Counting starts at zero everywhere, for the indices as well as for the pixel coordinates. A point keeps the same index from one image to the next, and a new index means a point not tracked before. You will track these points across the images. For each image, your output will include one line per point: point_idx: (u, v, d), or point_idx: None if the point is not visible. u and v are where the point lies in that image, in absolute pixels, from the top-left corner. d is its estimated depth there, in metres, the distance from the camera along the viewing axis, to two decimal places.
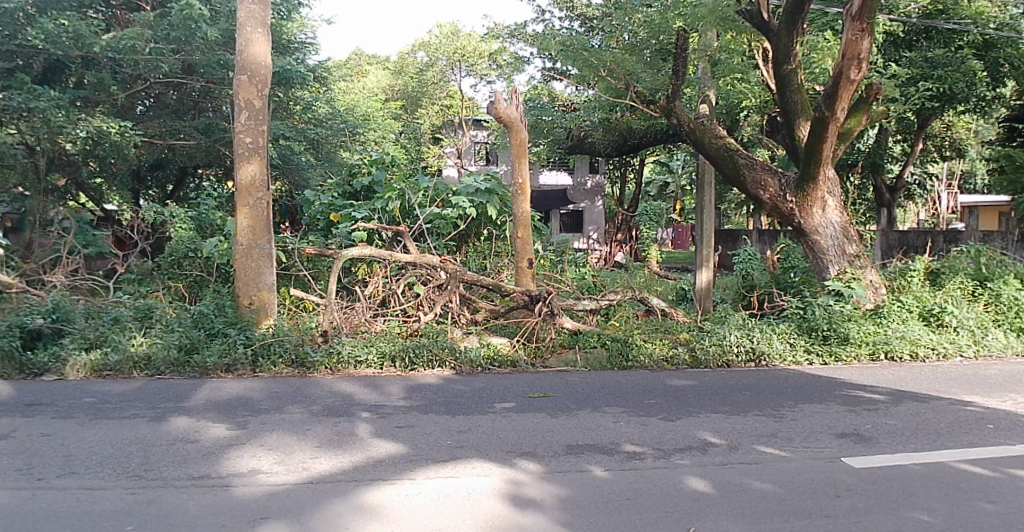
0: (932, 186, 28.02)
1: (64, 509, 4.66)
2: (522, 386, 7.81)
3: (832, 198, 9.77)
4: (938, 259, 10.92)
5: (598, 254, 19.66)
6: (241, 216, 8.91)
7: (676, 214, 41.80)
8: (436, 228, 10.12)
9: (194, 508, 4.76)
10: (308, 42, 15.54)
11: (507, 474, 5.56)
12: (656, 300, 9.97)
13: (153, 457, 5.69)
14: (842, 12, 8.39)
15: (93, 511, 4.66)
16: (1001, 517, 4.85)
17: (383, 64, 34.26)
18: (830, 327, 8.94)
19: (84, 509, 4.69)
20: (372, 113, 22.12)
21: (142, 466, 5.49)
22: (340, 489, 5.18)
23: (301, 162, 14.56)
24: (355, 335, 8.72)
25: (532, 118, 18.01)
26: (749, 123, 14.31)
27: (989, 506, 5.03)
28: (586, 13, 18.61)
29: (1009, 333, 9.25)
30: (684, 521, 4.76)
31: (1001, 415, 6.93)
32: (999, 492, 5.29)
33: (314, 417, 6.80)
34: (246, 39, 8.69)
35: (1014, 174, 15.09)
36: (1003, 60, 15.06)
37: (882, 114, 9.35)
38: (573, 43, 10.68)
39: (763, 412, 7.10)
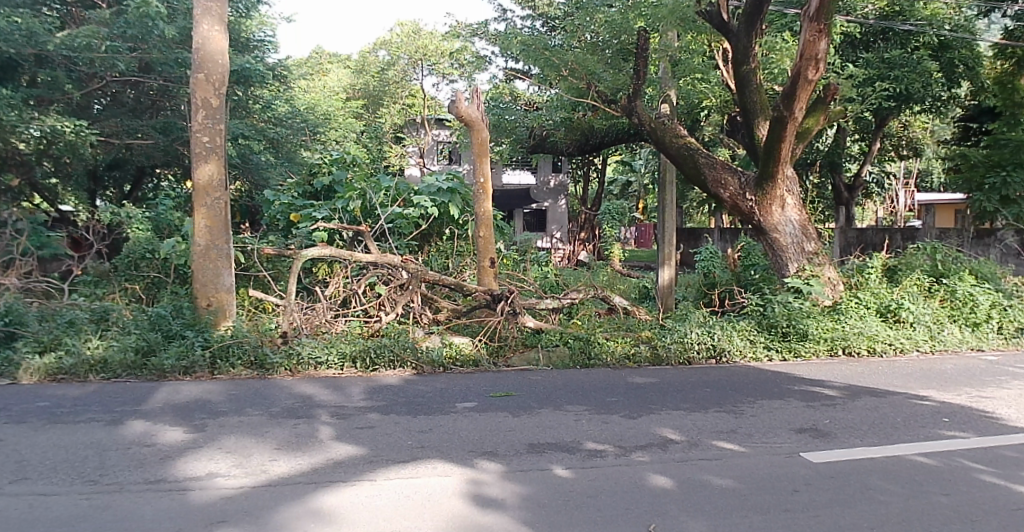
0: (890, 185, 28.62)
1: (15, 516, 4.52)
2: (483, 385, 7.79)
3: (791, 196, 9.86)
4: (896, 256, 11.03)
5: (560, 252, 19.44)
6: (199, 216, 8.76)
7: (639, 213, 42.21)
8: (397, 228, 10.05)
9: (149, 513, 4.65)
10: (267, 40, 15.38)
11: (468, 474, 5.52)
12: (618, 298, 9.96)
13: (108, 462, 5.55)
14: (800, 13, 8.41)
15: (47, 517, 4.54)
16: (956, 509, 4.92)
17: (344, 63, 33.85)
18: (789, 325, 8.99)
19: (37, 515, 4.56)
20: (333, 111, 21.88)
21: (97, 471, 5.35)
22: (300, 492, 5.10)
23: (260, 162, 14.40)
24: (315, 336, 8.60)
25: (495, 117, 17.98)
26: (709, 123, 14.44)
27: (944, 499, 5.09)
28: (547, 12, 18.62)
29: (963, 328, 9.41)
30: (645, 519, 4.75)
31: (955, 409, 7.09)
32: (954, 483, 5.38)
33: (272, 419, 6.70)
34: (203, 36, 8.58)
35: (968, 172, 15.92)
36: (958, 61, 15.87)
37: (841, 114, 9.46)
38: (535, 42, 10.69)
39: (723, 408, 7.15)
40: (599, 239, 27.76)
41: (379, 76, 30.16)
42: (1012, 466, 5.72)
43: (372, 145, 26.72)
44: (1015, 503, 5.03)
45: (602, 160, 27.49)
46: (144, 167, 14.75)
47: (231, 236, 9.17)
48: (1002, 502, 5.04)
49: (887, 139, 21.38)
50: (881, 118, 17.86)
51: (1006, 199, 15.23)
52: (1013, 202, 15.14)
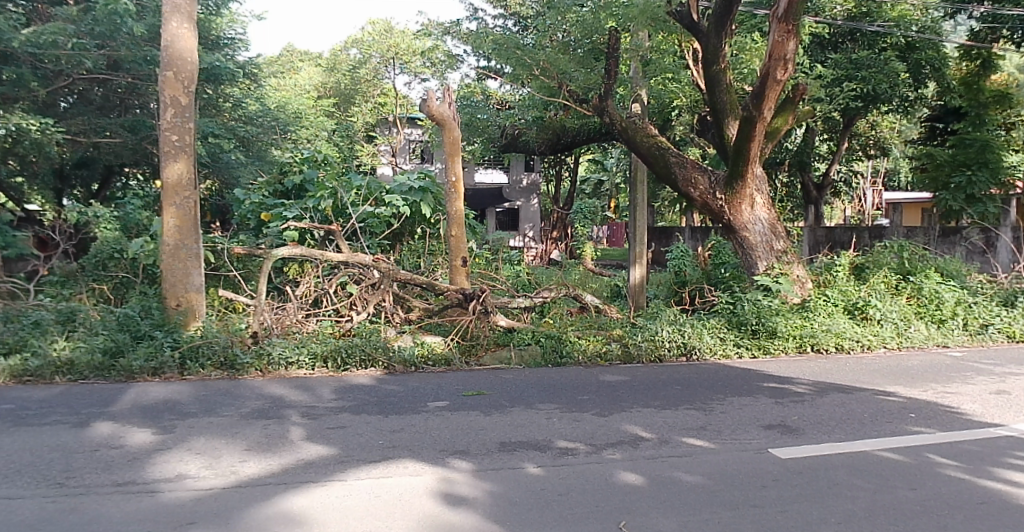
0: (858, 184, 29.06)
1: None
2: (455, 384, 7.78)
3: (760, 195, 9.95)
4: (864, 254, 11.16)
5: (534, 254, 18.86)
6: (168, 216, 8.66)
7: (611, 212, 42.47)
8: (369, 227, 10.02)
9: (117, 515, 4.59)
10: (238, 39, 15.26)
11: (440, 473, 5.51)
12: (589, 297, 10.03)
13: (74, 464, 5.47)
14: (769, 13, 8.48)
15: (10, 521, 4.46)
16: (921, 503, 4.99)
17: (315, 61, 33.54)
18: (759, 322, 9.07)
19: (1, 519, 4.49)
20: (305, 109, 21.70)
21: (63, 473, 5.28)
22: (270, 492, 5.07)
23: (230, 160, 14.27)
24: (286, 336, 8.54)
25: (467, 116, 17.94)
26: (680, 123, 14.55)
27: (909, 493, 5.17)
28: (519, 11, 18.63)
29: (929, 325, 9.55)
30: (616, 516, 4.77)
31: (921, 405, 7.21)
32: (919, 478, 5.46)
33: (242, 420, 6.64)
34: (172, 34, 8.50)
35: (934, 172, 16.95)
36: (924, 62, 16.23)
37: (809, 114, 9.58)
38: (507, 42, 10.68)
39: (693, 406, 7.21)
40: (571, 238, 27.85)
41: (350, 75, 29.99)
42: (975, 459, 5.83)
43: (343, 143, 26.57)
44: (978, 496, 5.12)
45: (575, 159, 27.56)
46: (112, 166, 14.57)
47: (201, 235, 9.08)
48: (966, 495, 5.13)
49: (855, 139, 21.71)
50: (849, 118, 18.09)
51: (970, 199, 16.22)
52: (977, 202, 16.09)
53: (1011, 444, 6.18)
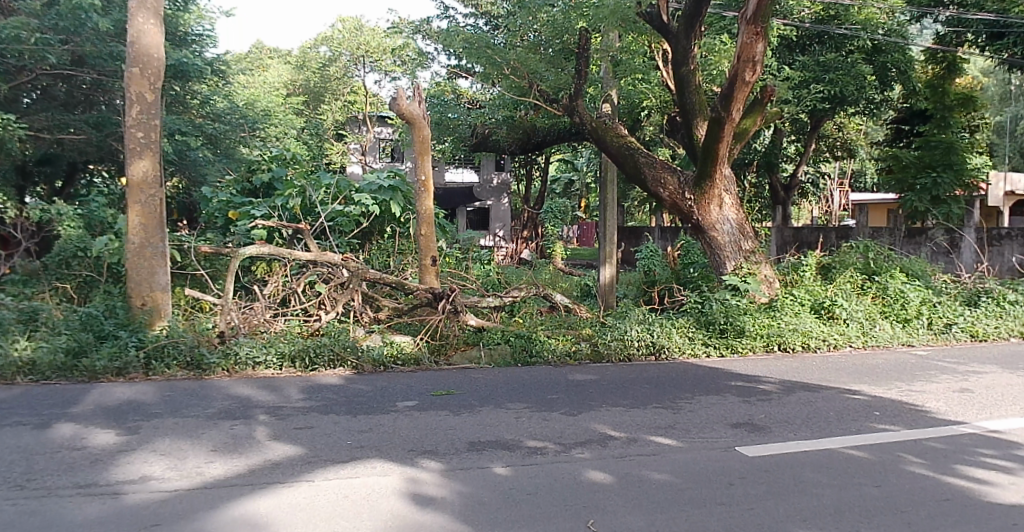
0: (825, 185, 29.49)
1: None
2: (424, 384, 7.74)
3: (728, 196, 10.04)
4: (831, 254, 11.30)
5: (505, 251, 18.99)
6: (133, 214, 8.52)
7: (583, 213, 42.62)
8: (338, 226, 9.96)
9: (79, 518, 4.50)
10: (206, 35, 15.12)
11: (408, 473, 5.48)
12: (559, 296, 10.05)
13: (35, 466, 5.36)
14: (738, 15, 8.52)
15: None
16: (885, 500, 5.05)
17: (285, 58, 33.19)
18: (727, 321, 9.16)
19: None
20: (274, 107, 21.48)
21: (23, 475, 5.17)
22: (236, 493, 5.01)
23: (197, 158, 14.11)
24: (253, 336, 8.44)
25: (437, 115, 17.89)
26: (650, 123, 14.65)
27: (873, 490, 5.22)
28: (490, 10, 18.62)
29: (894, 323, 9.68)
30: (585, 515, 4.76)
31: (887, 403, 7.30)
32: (883, 475, 5.52)
33: (208, 421, 6.55)
34: (138, 29, 8.39)
35: (900, 174, 17.25)
36: (892, 64, 16.53)
37: (777, 115, 9.68)
38: (478, 41, 10.62)
39: (662, 405, 7.24)
40: (542, 238, 27.91)
41: (320, 72, 29.72)
42: (938, 457, 5.91)
43: (311, 141, 26.34)
44: (942, 493, 5.19)
45: (544, 158, 27.58)
46: (76, 162, 14.32)
47: (167, 234, 8.96)
48: (930, 492, 5.20)
49: (823, 140, 22.00)
50: (817, 119, 18.33)
51: (935, 199, 16.58)
52: (941, 203, 16.49)
53: (973, 441, 6.29)
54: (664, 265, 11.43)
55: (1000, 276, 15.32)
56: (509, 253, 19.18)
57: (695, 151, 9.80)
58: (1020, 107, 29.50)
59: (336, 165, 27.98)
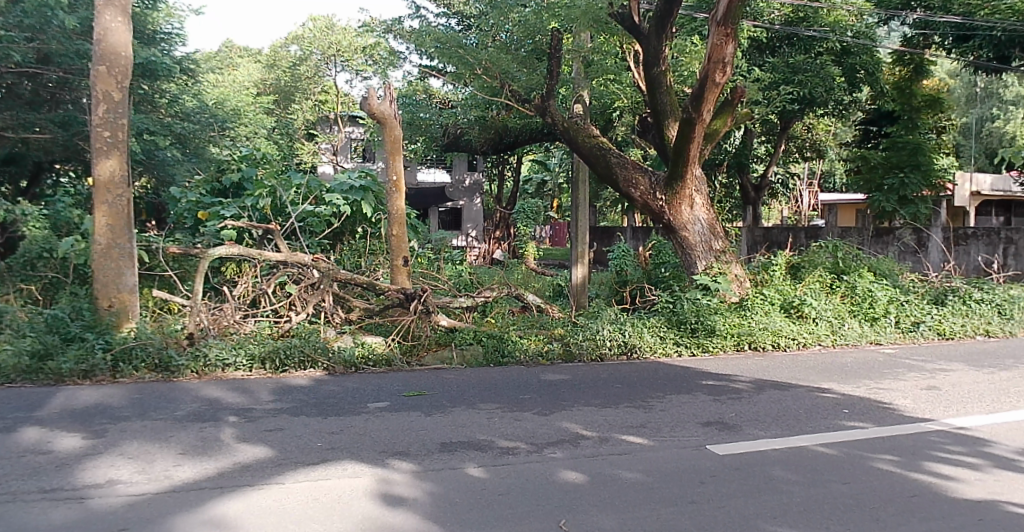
0: (794, 186, 29.84)
1: None
2: (396, 385, 7.71)
3: (699, 196, 10.11)
4: (801, 254, 11.41)
5: (477, 254, 18.79)
6: (99, 214, 8.41)
7: (556, 214, 42.70)
8: (309, 226, 9.92)
9: (43, 523, 4.42)
10: (175, 33, 14.97)
11: (379, 474, 5.46)
12: (532, 296, 10.07)
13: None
14: (709, 16, 8.58)
15: None
16: (854, 497, 5.10)
17: (255, 57, 32.83)
18: (697, 320, 9.21)
19: None
20: (244, 107, 21.27)
21: None
22: (205, 497, 4.95)
23: (166, 158, 13.93)
24: (223, 337, 8.34)
25: (409, 115, 17.83)
26: (621, 124, 14.79)
27: (842, 487, 5.27)
28: (462, 10, 18.62)
29: (863, 322, 9.80)
30: (556, 514, 4.75)
31: (855, 401, 7.39)
32: (852, 472, 5.58)
33: (177, 423, 6.48)
34: (105, 27, 8.29)
35: (868, 174, 17.64)
36: (859, 66, 16.80)
37: (747, 116, 9.77)
38: (449, 40, 10.51)
39: (634, 404, 7.27)
40: (515, 238, 27.93)
41: (291, 71, 29.43)
42: (905, 453, 6.00)
43: (281, 141, 26.10)
44: (909, 489, 5.25)
45: (517, 158, 27.74)
46: (42, 163, 14.08)
47: (134, 234, 8.85)
48: (897, 489, 5.25)
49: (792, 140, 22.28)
50: (787, 120, 18.59)
51: (902, 199, 16.93)
52: (909, 202, 16.86)
53: (939, 437, 6.38)
54: (636, 265, 11.50)
55: (965, 275, 15.62)
56: (481, 254, 18.94)
57: (666, 151, 9.87)
58: (984, 109, 30.08)
59: (307, 165, 27.77)
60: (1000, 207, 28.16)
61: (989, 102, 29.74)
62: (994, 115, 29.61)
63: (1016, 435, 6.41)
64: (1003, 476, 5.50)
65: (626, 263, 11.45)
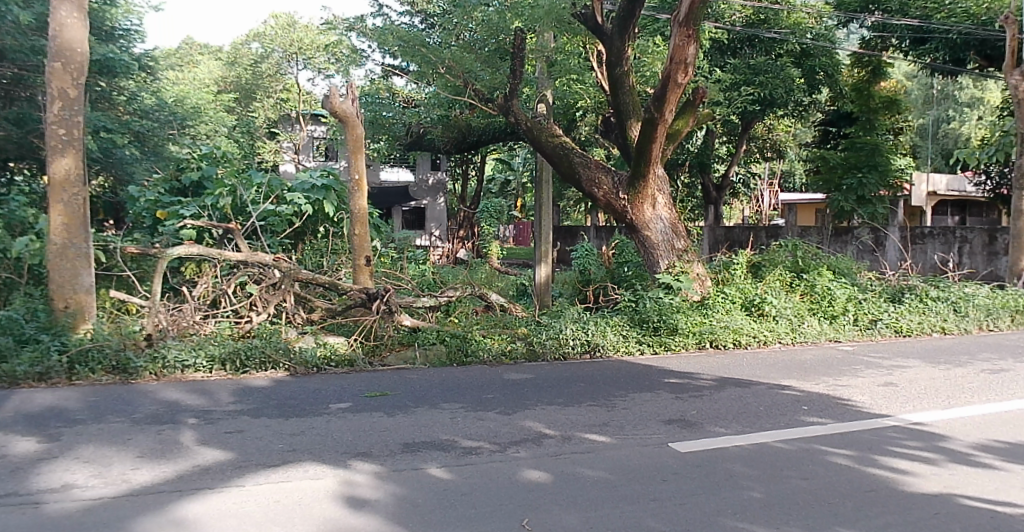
0: (756, 185, 30.26)
1: None
2: (358, 386, 7.68)
3: (662, 195, 10.20)
4: (762, 253, 11.60)
5: (443, 251, 18.42)
6: (55, 213, 8.24)
7: (522, 214, 42.84)
8: (270, 225, 9.86)
9: None
10: (133, 30, 14.77)
11: (341, 476, 5.41)
12: (495, 296, 10.12)
13: None
14: (671, 18, 8.66)
15: None
16: (813, 492, 5.15)
17: (216, 54, 32.36)
18: (660, 319, 9.27)
19: None
20: (205, 105, 20.99)
21: None
22: (162, 500, 4.86)
23: (124, 156, 13.72)
24: (182, 338, 8.23)
25: (371, 113, 17.80)
26: (584, 123, 14.92)
27: (802, 482, 5.34)
28: (426, 9, 18.61)
29: (822, 320, 9.96)
30: (519, 513, 4.74)
31: (814, 397, 7.51)
32: (811, 468, 5.65)
33: (134, 426, 6.38)
34: (60, 23, 8.13)
35: (827, 174, 18.30)
36: (818, 68, 17.70)
37: (708, 116, 9.90)
38: (413, 38, 10.37)
39: (596, 402, 7.32)
40: (478, 236, 28.03)
41: (251, 69, 28.94)
42: (862, 449, 6.10)
43: (243, 140, 25.75)
44: (867, 484, 5.33)
45: (481, 157, 27.81)
46: None
47: (91, 234, 8.69)
48: (856, 484, 5.33)
49: (752, 141, 22.61)
50: (747, 120, 18.96)
51: (861, 200, 17.68)
52: (866, 203, 17.62)
53: (897, 433, 6.50)
54: (599, 264, 11.60)
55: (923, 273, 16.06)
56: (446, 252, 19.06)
57: (629, 151, 9.95)
58: (940, 111, 30.73)
59: (268, 164, 27.46)
60: (956, 207, 28.68)
61: (944, 103, 30.42)
62: (950, 117, 30.29)
63: (969, 430, 6.55)
64: (958, 470, 5.61)
65: (590, 262, 11.56)
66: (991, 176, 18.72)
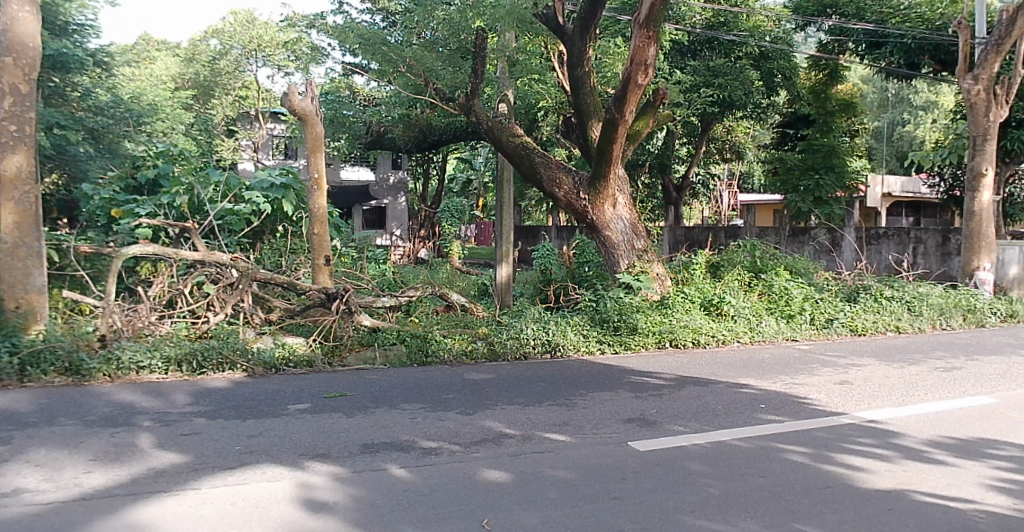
0: (716, 186, 30.72)
1: None
2: (317, 387, 7.62)
3: (622, 195, 10.32)
4: (721, 253, 11.78)
5: (403, 258, 18.30)
6: (5, 211, 8.05)
7: (483, 214, 42.95)
8: (228, 224, 9.79)
9: None
10: (88, 25, 14.54)
11: (300, 478, 5.37)
12: (456, 296, 10.17)
13: None
14: (631, 19, 8.72)
15: None
16: (770, 489, 5.22)
17: (174, 49, 31.76)
18: (620, 318, 9.36)
19: None
20: (163, 102, 20.62)
21: None
22: (116, 504, 4.78)
23: (79, 153, 13.47)
24: (137, 339, 8.11)
25: (332, 111, 17.82)
26: (548, 124, 15.11)
27: (759, 479, 5.41)
28: (387, 7, 18.53)
29: (780, 319, 10.12)
30: (479, 513, 4.74)
31: (772, 396, 7.63)
32: (767, 466, 5.73)
33: (87, 429, 6.27)
34: (11, 17, 7.97)
35: (785, 175, 18.73)
36: (776, 71, 18.25)
37: (668, 118, 10.04)
38: (373, 36, 10.31)
39: (557, 402, 7.36)
40: (437, 236, 28.14)
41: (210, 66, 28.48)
42: (818, 446, 6.21)
43: (201, 138, 25.33)
44: (823, 481, 5.42)
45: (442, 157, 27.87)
46: None
47: (43, 233, 8.50)
48: (812, 481, 5.41)
49: (712, 142, 22.90)
50: (707, 122, 19.30)
51: (818, 201, 18.21)
52: (824, 204, 18.17)
53: (852, 430, 6.62)
54: (560, 264, 11.69)
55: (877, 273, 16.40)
56: (407, 256, 18.85)
57: (590, 152, 10.03)
58: (895, 114, 31.50)
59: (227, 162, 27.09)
60: (911, 209, 29.31)
61: (899, 107, 31.25)
62: (905, 120, 31.09)
63: (922, 427, 6.70)
64: (911, 466, 5.74)
65: (551, 262, 11.64)
66: (944, 178, 18.97)
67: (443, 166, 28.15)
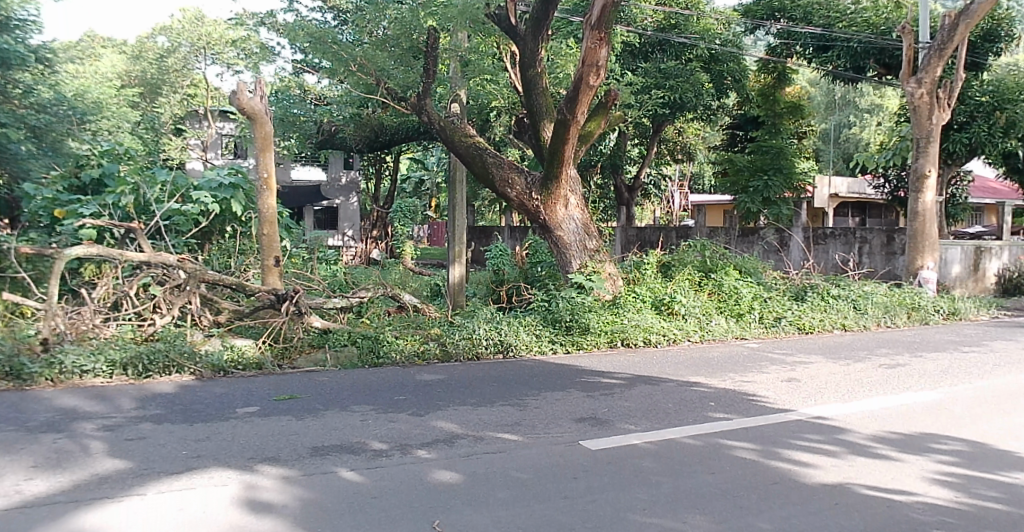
0: (666, 187, 31.21)
1: None
2: (266, 390, 7.56)
3: (573, 196, 10.49)
4: (671, 253, 11.99)
5: (353, 258, 18.27)
6: None
7: (437, 214, 42.93)
8: (175, 225, 9.67)
9: None
10: (30, 20, 14.18)
11: (249, 482, 5.31)
12: (408, 296, 10.18)
13: None
14: (583, 20, 8.77)
15: None
16: (719, 486, 5.31)
17: (119, 46, 30.98)
18: (572, 318, 9.48)
19: None
20: (109, 100, 20.15)
21: None
22: (58, 511, 4.67)
23: (19, 151, 13.11)
24: (81, 342, 7.96)
25: (280, 111, 17.66)
26: (500, 125, 15.23)
27: (707, 477, 5.50)
28: (338, 5, 18.37)
29: (728, 317, 10.34)
30: (430, 514, 4.74)
31: (721, 394, 7.77)
32: (716, 463, 5.83)
33: (28, 435, 6.11)
34: None
35: (734, 177, 19.07)
36: (726, 73, 18.58)
37: (619, 119, 10.20)
38: (323, 35, 10.19)
39: (509, 402, 7.40)
40: (389, 238, 28.09)
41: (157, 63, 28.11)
42: (765, 442, 6.34)
43: (149, 137, 24.76)
44: (770, 476, 5.53)
45: (394, 159, 27.82)
46: None
47: None
48: (760, 477, 5.52)
49: (664, 143, 23.19)
50: (659, 123, 19.57)
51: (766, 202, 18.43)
52: (773, 204, 18.45)
53: (798, 427, 6.78)
54: (513, 264, 11.78)
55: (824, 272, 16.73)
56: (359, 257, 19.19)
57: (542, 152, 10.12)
58: (841, 117, 32.39)
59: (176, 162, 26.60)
60: (856, 208, 30.14)
61: (846, 109, 32.20)
62: (851, 122, 32.04)
63: (866, 423, 6.89)
64: (854, 461, 5.89)
65: (503, 262, 11.73)
66: (890, 179, 19.53)
67: (395, 167, 28.06)
